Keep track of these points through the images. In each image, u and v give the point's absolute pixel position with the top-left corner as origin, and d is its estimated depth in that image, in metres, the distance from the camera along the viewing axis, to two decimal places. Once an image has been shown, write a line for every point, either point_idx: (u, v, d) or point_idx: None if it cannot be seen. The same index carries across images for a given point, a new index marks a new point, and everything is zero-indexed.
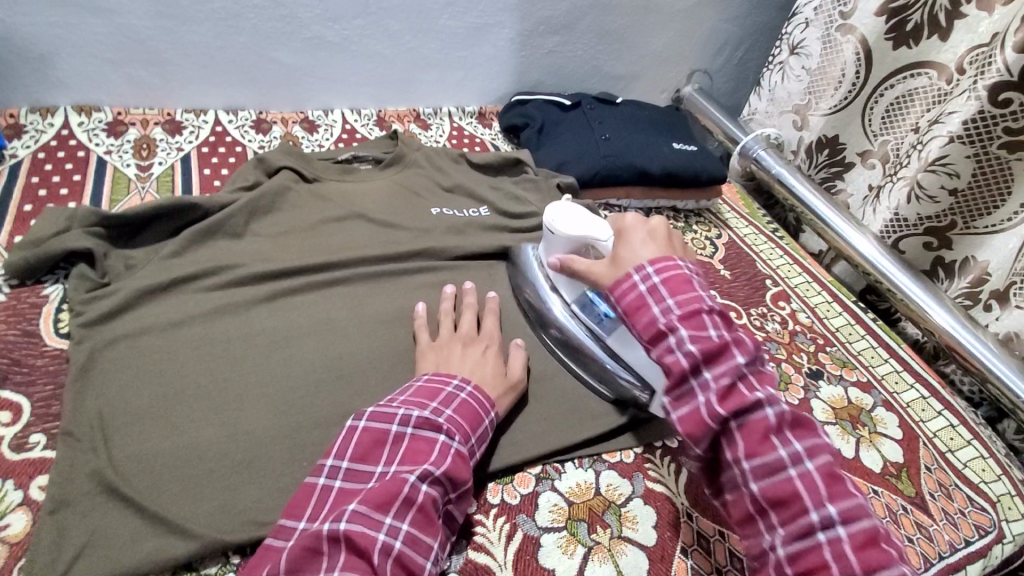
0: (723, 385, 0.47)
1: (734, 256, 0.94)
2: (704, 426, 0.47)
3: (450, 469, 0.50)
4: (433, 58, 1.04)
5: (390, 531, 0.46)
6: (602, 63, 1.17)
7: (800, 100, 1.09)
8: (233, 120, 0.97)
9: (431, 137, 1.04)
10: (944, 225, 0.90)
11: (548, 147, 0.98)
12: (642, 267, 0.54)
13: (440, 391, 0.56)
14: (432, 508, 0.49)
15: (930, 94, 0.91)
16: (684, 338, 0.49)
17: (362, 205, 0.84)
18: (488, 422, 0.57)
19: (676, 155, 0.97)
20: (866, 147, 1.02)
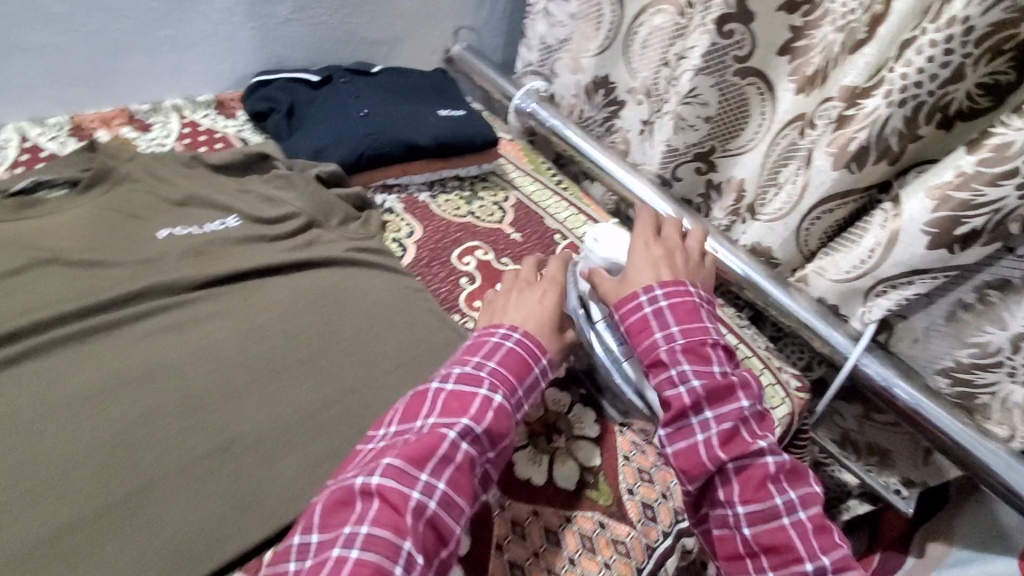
0: (726, 430, 0.53)
1: (523, 217, 0.93)
2: (703, 467, 0.53)
3: (487, 426, 0.51)
4: (130, 42, 0.84)
5: (427, 489, 0.47)
6: (353, 28, 1.05)
7: (570, 43, 1.09)
8: None
9: (154, 139, 0.86)
10: (707, 150, 0.96)
11: (300, 132, 0.86)
12: (652, 290, 0.59)
13: (488, 343, 0.56)
14: (468, 467, 0.49)
15: (671, 29, 0.95)
16: (687, 373, 0.54)
17: (56, 246, 0.65)
18: (539, 374, 0.57)
19: (443, 122, 0.92)
20: (633, 85, 1.05)
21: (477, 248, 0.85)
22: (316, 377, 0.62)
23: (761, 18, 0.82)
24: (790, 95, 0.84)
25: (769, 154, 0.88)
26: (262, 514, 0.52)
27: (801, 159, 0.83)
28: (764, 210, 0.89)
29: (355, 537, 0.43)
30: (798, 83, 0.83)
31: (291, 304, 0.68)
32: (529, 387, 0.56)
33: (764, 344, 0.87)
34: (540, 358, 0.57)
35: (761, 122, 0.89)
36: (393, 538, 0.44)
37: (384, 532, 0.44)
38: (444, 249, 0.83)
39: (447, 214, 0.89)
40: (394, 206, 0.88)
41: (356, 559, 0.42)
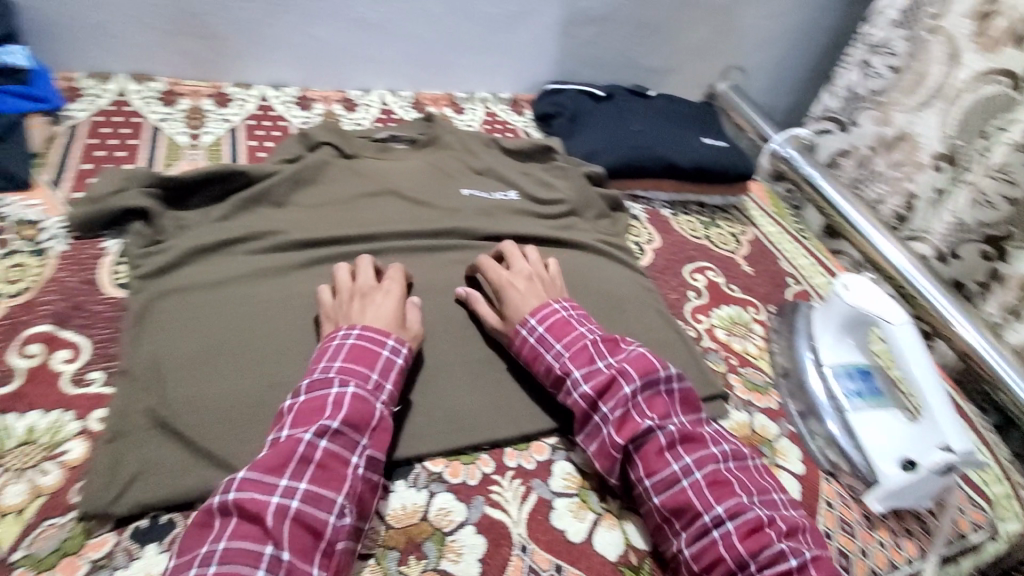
0: (617, 415, 0.56)
1: (757, 253, 0.95)
2: (609, 455, 0.56)
3: (594, 387, 0.57)
4: (472, 44, 1.06)
5: (286, 492, 0.45)
6: (636, 55, 1.18)
7: (883, 96, 1.08)
8: (278, 96, 0.99)
9: (466, 121, 1.07)
10: (1002, 234, 0.88)
11: (579, 136, 1.00)
12: (528, 322, 0.62)
13: (524, 345, 0.62)
14: (335, 460, 0.48)
15: (1001, 101, 0.89)
16: (578, 379, 0.58)
17: (397, 182, 0.85)
18: (392, 357, 0.55)
19: (705, 149, 0.98)
20: (938, 148, 0.97)
21: (708, 269, 0.89)
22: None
23: None
24: None
25: None
26: (509, 423, 0.60)
27: None
28: None
29: (286, 516, 0.44)
30: None
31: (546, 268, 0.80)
32: (370, 380, 0.53)
33: (1007, 455, 0.77)
34: (401, 344, 0.57)
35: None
36: (256, 545, 0.42)
37: (313, 510, 0.45)
38: (680, 261, 0.89)
39: (686, 233, 0.95)
40: (639, 214, 0.96)
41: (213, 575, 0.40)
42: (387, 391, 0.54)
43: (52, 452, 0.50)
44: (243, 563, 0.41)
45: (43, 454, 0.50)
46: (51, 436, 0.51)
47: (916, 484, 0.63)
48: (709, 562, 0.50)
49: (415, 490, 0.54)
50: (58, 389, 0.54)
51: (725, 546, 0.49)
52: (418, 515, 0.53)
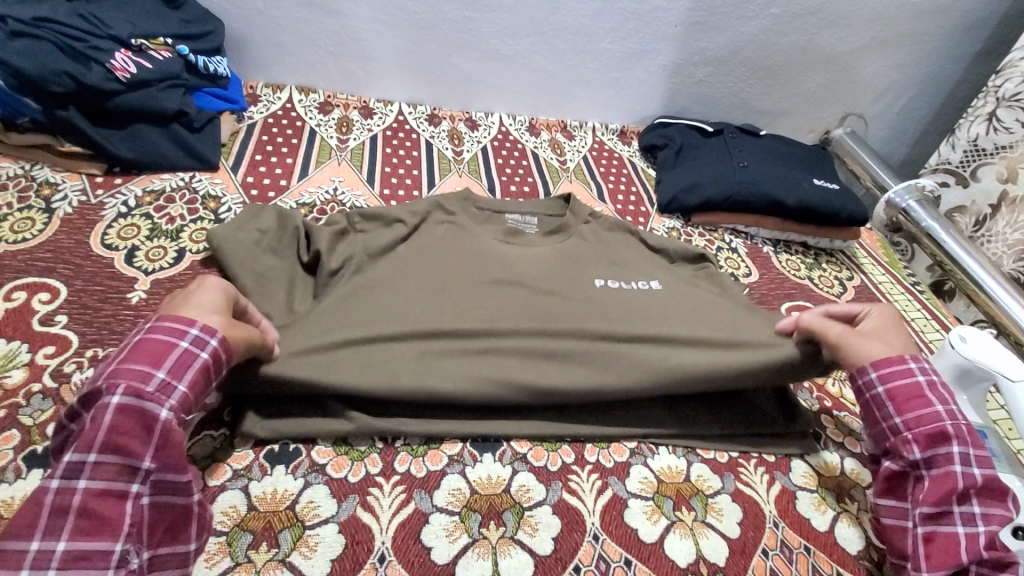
0: (993, 532, 0.50)
1: (864, 300, 0.92)
2: (957, 556, 0.49)
3: (988, 481, 0.52)
4: (589, 76, 1.13)
5: (36, 562, 0.37)
6: (748, 96, 1.19)
7: (1011, 152, 1.00)
8: (412, 112, 1.12)
9: (575, 146, 1.14)
10: None
11: (683, 167, 1.03)
12: (921, 361, 0.59)
13: (914, 382, 0.57)
14: (107, 499, 0.40)
15: None
16: (968, 456, 0.53)
17: (519, 261, 0.78)
18: (192, 350, 0.46)
19: (815, 191, 0.97)
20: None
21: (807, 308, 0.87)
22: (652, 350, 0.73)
23: None
24: None
25: None
26: (592, 420, 0.64)
27: None
28: None
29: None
30: None
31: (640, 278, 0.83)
32: (154, 383, 0.43)
33: None
34: (209, 335, 0.47)
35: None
36: None
37: (77, 574, 0.37)
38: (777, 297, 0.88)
39: (787, 270, 0.94)
40: (738, 247, 0.97)
41: None
42: (179, 394, 0.44)
43: None
44: None
45: None
46: None
47: None
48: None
49: (501, 465, 0.59)
50: None
51: None
52: (501, 487, 0.57)
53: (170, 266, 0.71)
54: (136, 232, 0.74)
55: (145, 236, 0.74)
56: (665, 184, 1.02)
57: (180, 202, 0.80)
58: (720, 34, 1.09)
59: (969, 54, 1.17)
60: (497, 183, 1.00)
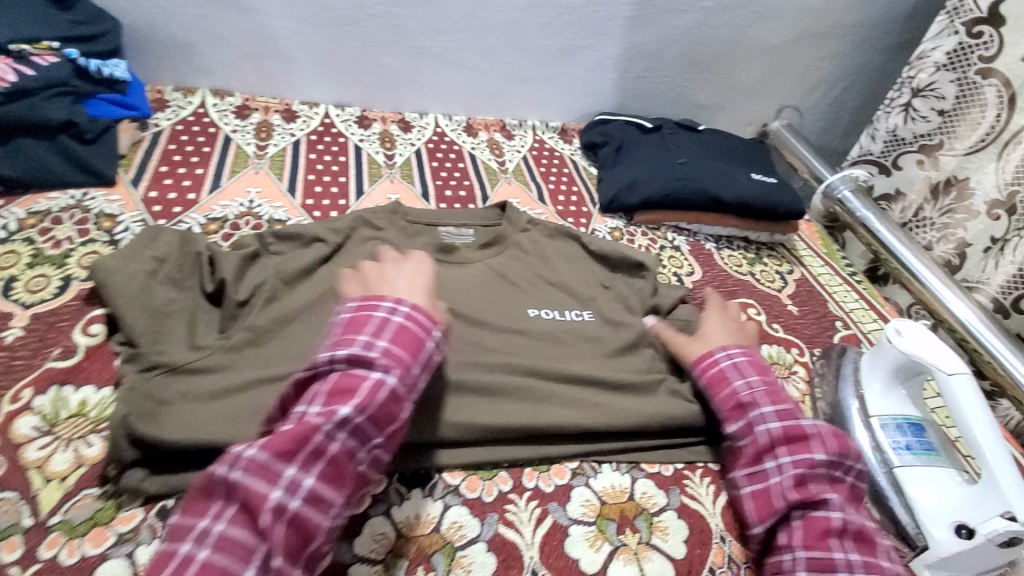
0: (796, 474, 0.54)
1: (804, 293, 0.92)
2: (771, 505, 0.54)
3: (787, 431, 0.57)
4: (525, 73, 1.10)
5: (289, 489, 0.43)
6: (686, 91, 1.18)
7: (930, 139, 1.02)
8: (340, 114, 1.06)
9: (514, 146, 1.10)
10: None
11: (622, 165, 1.01)
12: (731, 351, 0.66)
13: (717, 367, 0.64)
14: (344, 457, 0.46)
15: None
16: (767, 415, 0.59)
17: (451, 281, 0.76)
18: (432, 345, 0.54)
19: (752, 185, 0.97)
20: (994, 195, 0.94)
21: (750, 305, 0.86)
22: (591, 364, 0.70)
23: None
24: None
25: None
26: (529, 442, 0.60)
27: None
28: None
29: (282, 516, 0.42)
30: None
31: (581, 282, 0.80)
32: (408, 366, 0.51)
33: None
34: (433, 331, 0.54)
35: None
36: (247, 539, 0.41)
37: (313, 513, 0.44)
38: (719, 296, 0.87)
39: (729, 267, 0.93)
40: (681, 245, 0.95)
41: (200, 562, 0.40)
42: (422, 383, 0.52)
43: (98, 426, 0.54)
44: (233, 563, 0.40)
45: (90, 427, 0.54)
46: (99, 412, 0.55)
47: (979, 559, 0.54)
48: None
49: (431, 500, 0.55)
50: (110, 369, 0.58)
51: None
52: (430, 526, 0.53)
53: (53, 297, 0.63)
54: (13, 260, 0.66)
55: (24, 264, 0.65)
56: (605, 183, 1.00)
57: (68, 224, 0.72)
58: (654, 28, 1.08)
59: (895, 44, 1.19)
60: (431, 188, 0.94)
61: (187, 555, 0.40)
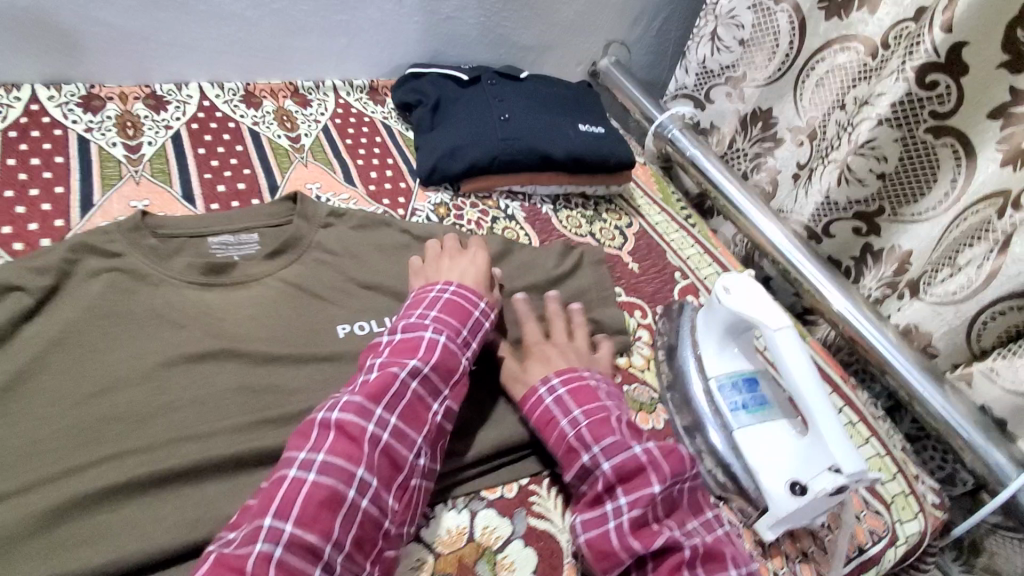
0: (635, 517, 0.49)
1: (644, 248, 0.89)
2: (614, 555, 0.48)
3: (621, 470, 0.51)
4: (307, 22, 0.89)
5: (380, 423, 0.48)
6: (506, 32, 1.06)
7: (734, 71, 1.02)
8: (53, 96, 0.78)
9: (311, 115, 0.90)
10: (873, 210, 0.86)
11: (439, 128, 0.87)
12: (549, 381, 0.57)
13: (542, 408, 0.56)
14: (421, 403, 0.51)
15: (857, 71, 0.86)
16: (599, 456, 0.52)
17: (223, 313, 0.60)
18: (482, 317, 0.59)
19: (580, 137, 0.89)
20: (795, 123, 0.96)
21: None
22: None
23: (975, 73, 0.72)
24: (993, 168, 0.71)
25: (949, 229, 0.77)
26: None
27: (996, 240, 0.71)
28: (929, 290, 0.78)
29: (377, 446, 0.47)
30: (1007, 154, 0.70)
31: (399, 283, 0.67)
32: (462, 335, 0.56)
33: (899, 443, 0.75)
34: (481, 306, 0.60)
35: (950, 190, 0.77)
36: (349, 465, 0.45)
37: (398, 446, 0.48)
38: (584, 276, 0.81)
39: (567, 229, 0.87)
40: (516, 213, 0.86)
41: (312, 482, 0.43)
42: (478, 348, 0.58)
43: None
44: (340, 484, 0.44)
45: None
46: None
47: (805, 510, 0.55)
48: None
49: None
50: None
51: None
52: None
53: None
54: None
55: None
56: (423, 151, 0.86)
57: None
58: None
59: None
60: (196, 185, 0.73)
61: (297, 476, 0.44)
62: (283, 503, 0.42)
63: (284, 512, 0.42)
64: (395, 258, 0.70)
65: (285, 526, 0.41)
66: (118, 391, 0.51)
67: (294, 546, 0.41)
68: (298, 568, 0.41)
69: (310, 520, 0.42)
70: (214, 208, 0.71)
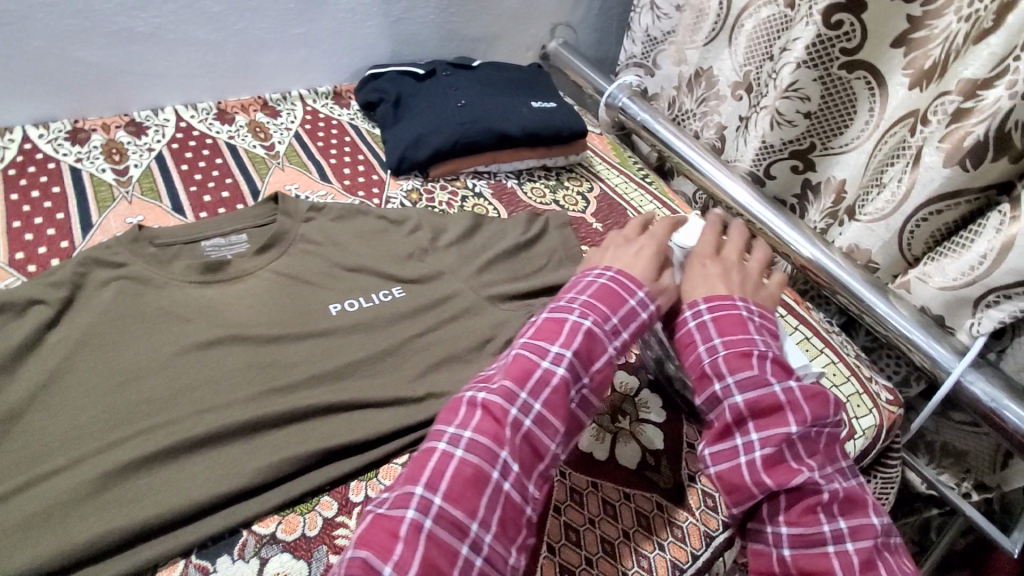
0: (769, 454, 0.53)
1: (606, 208, 0.96)
2: (746, 489, 0.54)
3: (755, 405, 0.54)
4: (269, 38, 0.95)
5: (524, 408, 0.52)
6: (456, 26, 1.12)
7: (675, 36, 1.09)
8: (42, 134, 0.84)
9: (282, 124, 0.97)
10: (805, 147, 0.93)
11: (403, 121, 0.94)
12: (697, 306, 0.61)
13: (718, 320, 0.59)
14: (566, 389, 0.54)
15: (779, 22, 0.92)
16: (730, 388, 0.56)
17: (225, 303, 0.66)
18: (638, 302, 0.61)
19: (535, 114, 0.95)
20: (735, 78, 1.02)
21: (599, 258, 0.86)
22: (403, 353, 0.66)
23: (873, 7, 0.79)
24: (903, 91, 0.80)
25: (873, 154, 0.84)
26: (349, 456, 0.58)
27: (911, 156, 0.78)
28: (863, 211, 0.86)
29: (519, 430, 0.51)
30: (913, 77, 0.78)
31: (381, 261, 0.73)
32: (609, 320, 0.58)
33: (853, 352, 0.83)
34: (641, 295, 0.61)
35: (869, 120, 0.85)
36: (493, 446, 0.50)
37: (536, 433, 0.52)
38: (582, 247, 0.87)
39: (533, 200, 0.93)
40: (483, 190, 0.93)
41: (460, 458, 0.49)
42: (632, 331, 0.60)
43: None
44: (486, 465, 0.49)
45: None
46: None
47: None
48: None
49: (246, 561, 0.50)
50: None
51: None
52: None
53: None
54: None
55: None
56: (390, 143, 0.92)
57: None
58: None
59: None
60: (184, 198, 0.79)
61: (445, 451, 0.49)
62: (433, 475, 0.48)
63: (434, 484, 0.48)
64: (376, 240, 0.77)
65: (434, 498, 0.47)
66: (141, 379, 0.58)
67: (442, 520, 0.46)
68: (447, 540, 0.46)
69: (457, 495, 0.47)
70: (203, 215, 0.78)
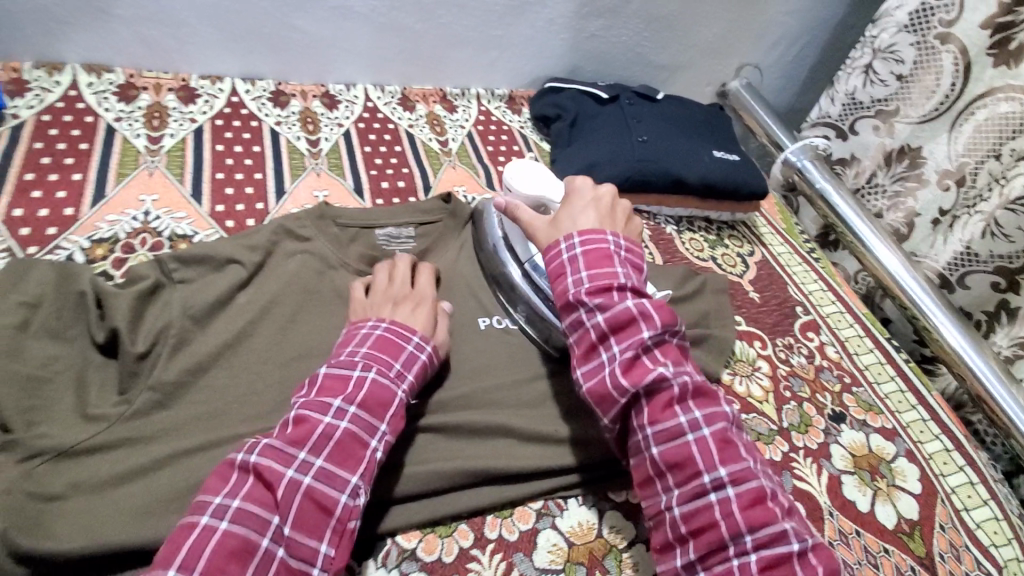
0: (629, 360, 0.51)
1: (765, 277, 0.89)
2: (612, 399, 0.51)
3: (614, 321, 0.52)
4: (466, 35, 0.96)
5: (303, 466, 0.46)
6: (644, 50, 1.08)
7: (886, 105, 0.99)
8: (250, 90, 0.90)
9: (457, 120, 0.98)
10: (1016, 267, 0.83)
11: (578, 142, 0.92)
12: (570, 238, 0.57)
13: (559, 260, 0.57)
14: (357, 443, 0.49)
15: (1013, 122, 0.83)
16: (595, 310, 0.53)
17: None
18: (416, 350, 0.56)
19: (716, 165, 0.91)
20: (945, 166, 0.92)
21: (756, 337, 0.79)
22: (548, 389, 0.64)
23: None
24: None
25: None
26: (486, 488, 0.56)
27: None
28: None
29: (298, 490, 0.45)
30: None
31: None
32: (392, 369, 0.53)
33: (1017, 510, 0.74)
34: (422, 341, 0.57)
35: None
36: (265, 512, 0.44)
37: (326, 487, 0.46)
38: (740, 318, 0.81)
39: (690, 252, 0.89)
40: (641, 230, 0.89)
41: (223, 531, 0.42)
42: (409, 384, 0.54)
43: None
44: (252, 531, 0.43)
45: None
46: None
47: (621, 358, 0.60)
48: (700, 525, 0.47)
49: (384, 572, 0.51)
50: None
51: (721, 512, 0.47)
52: None
53: None
54: None
55: None
56: (560, 164, 0.91)
57: None
58: None
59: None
60: (365, 180, 0.83)
61: (206, 526, 0.42)
62: (188, 555, 0.40)
63: (190, 565, 0.40)
64: None
65: None
66: (312, 360, 0.60)
67: None
68: None
69: (218, 570, 0.40)
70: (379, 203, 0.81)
